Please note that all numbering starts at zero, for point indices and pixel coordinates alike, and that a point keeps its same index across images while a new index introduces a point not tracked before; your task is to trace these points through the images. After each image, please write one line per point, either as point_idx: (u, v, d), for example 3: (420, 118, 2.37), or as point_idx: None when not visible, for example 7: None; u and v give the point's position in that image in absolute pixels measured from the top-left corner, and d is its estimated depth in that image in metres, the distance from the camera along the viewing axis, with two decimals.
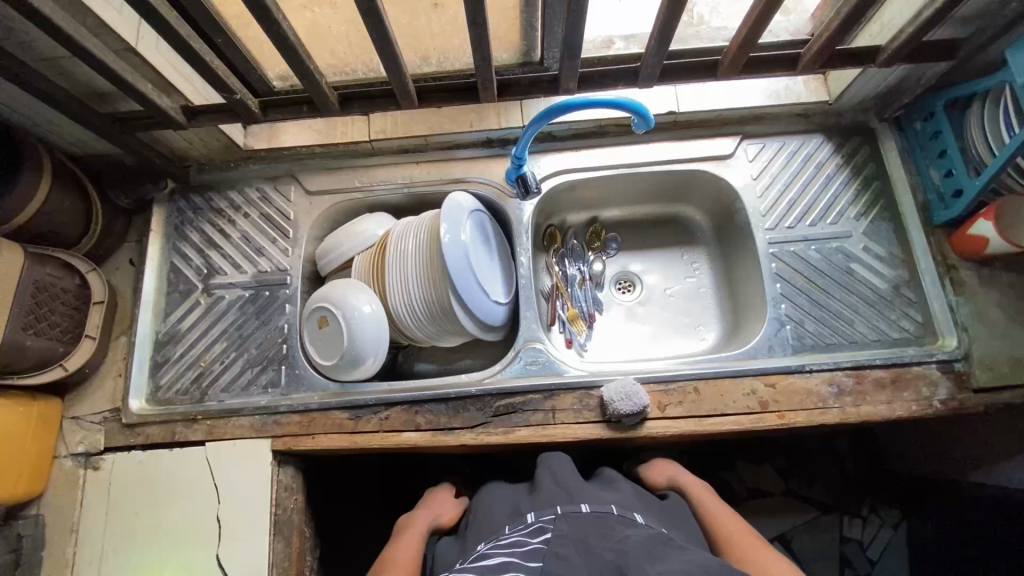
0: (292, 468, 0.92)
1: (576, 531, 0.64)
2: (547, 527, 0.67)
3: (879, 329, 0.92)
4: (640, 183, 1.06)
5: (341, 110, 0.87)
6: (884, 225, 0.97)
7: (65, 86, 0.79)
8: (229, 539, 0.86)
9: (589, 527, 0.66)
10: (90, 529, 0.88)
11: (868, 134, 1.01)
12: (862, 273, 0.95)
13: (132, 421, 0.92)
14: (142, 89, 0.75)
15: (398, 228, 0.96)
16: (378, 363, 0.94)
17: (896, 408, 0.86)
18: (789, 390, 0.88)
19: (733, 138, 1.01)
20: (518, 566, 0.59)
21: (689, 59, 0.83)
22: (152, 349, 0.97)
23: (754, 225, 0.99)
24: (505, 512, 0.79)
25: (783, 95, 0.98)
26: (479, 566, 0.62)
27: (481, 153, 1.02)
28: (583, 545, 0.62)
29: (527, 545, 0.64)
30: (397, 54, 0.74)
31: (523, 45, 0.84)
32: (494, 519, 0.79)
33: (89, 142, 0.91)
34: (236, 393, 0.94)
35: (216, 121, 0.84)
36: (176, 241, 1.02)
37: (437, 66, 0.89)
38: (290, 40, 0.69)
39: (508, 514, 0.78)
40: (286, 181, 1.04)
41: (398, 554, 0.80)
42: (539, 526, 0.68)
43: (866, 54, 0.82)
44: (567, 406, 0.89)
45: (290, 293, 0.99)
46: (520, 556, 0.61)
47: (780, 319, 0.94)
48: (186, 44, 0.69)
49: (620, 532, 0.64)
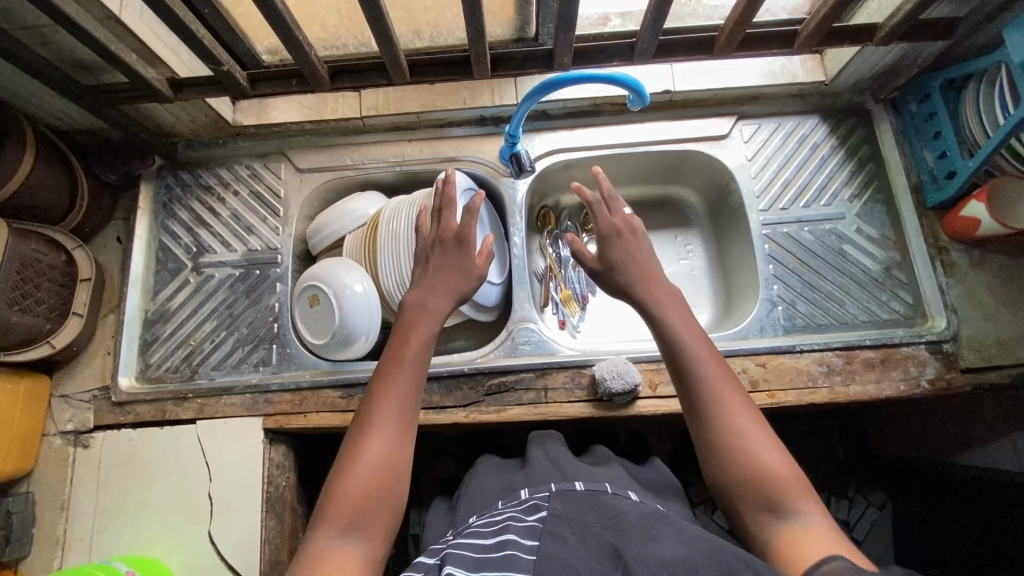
0: (282, 445, 0.92)
1: (571, 511, 0.64)
2: (542, 503, 0.67)
3: (870, 311, 0.93)
4: (634, 163, 1.05)
5: (331, 84, 0.85)
6: (877, 207, 0.97)
7: (46, 56, 0.77)
8: (222, 516, 0.86)
9: (584, 504, 0.65)
10: (81, 506, 0.88)
11: (863, 115, 1.00)
12: (853, 255, 0.95)
13: (121, 399, 0.92)
14: (125, 59, 0.73)
15: (390, 207, 0.95)
16: (370, 342, 0.93)
17: (885, 387, 0.87)
18: (779, 369, 0.89)
19: (728, 118, 1.00)
20: (515, 545, 0.59)
21: (685, 36, 0.82)
22: (141, 327, 0.96)
23: (748, 206, 0.99)
24: (496, 487, 0.80)
25: (779, 75, 0.97)
26: (476, 543, 0.61)
27: (474, 132, 1.01)
28: (579, 523, 0.62)
29: (523, 522, 0.64)
30: (388, 25, 0.72)
31: (518, 19, 0.84)
32: (487, 493, 0.79)
33: (73, 115, 0.89)
34: (227, 371, 0.93)
35: (202, 93, 0.82)
36: (164, 218, 1.00)
37: (430, 40, 0.88)
38: (278, 9, 0.67)
39: (500, 489, 0.79)
40: (276, 158, 1.02)
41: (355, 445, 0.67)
42: (533, 502, 0.68)
43: (864, 32, 0.81)
44: (559, 385, 0.89)
45: (281, 272, 0.98)
46: (516, 533, 0.61)
47: (772, 300, 0.94)
48: (169, 11, 0.67)
49: (614, 506, 0.64)
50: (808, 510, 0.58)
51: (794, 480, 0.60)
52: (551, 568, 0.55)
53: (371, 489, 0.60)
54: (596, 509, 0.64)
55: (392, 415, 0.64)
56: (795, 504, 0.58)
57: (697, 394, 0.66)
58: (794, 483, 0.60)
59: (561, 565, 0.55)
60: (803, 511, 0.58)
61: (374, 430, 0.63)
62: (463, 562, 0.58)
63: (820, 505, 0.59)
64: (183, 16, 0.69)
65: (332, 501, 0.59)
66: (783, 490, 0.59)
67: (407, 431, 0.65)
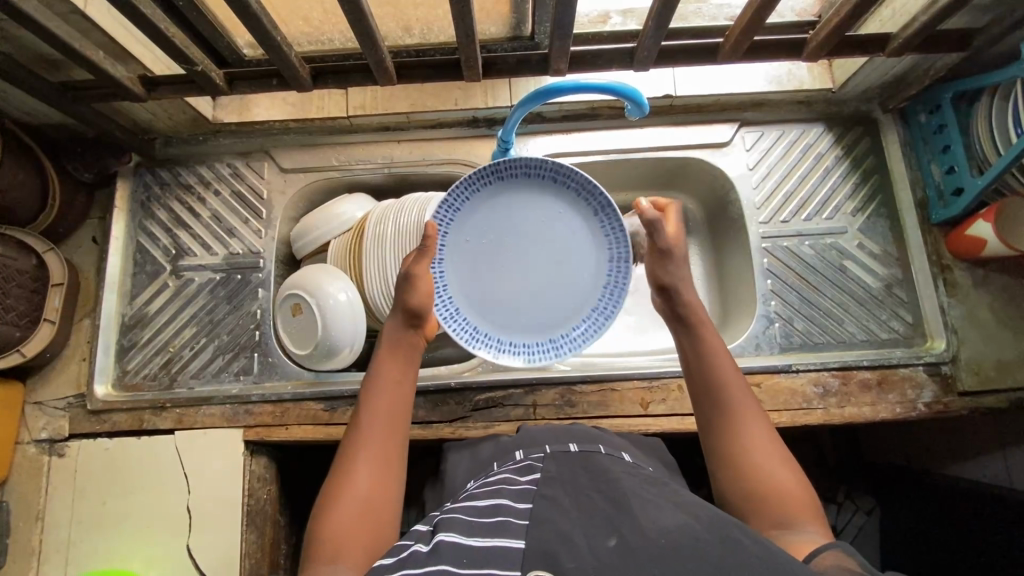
0: (264, 458, 0.90)
1: (565, 474, 0.60)
2: (535, 466, 0.64)
3: (869, 329, 0.91)
4: (632, 169, 1.01)
5: (313, 85, 0.80)
6: (880, 221, 0.94)
7: (8, 52, 0.72)
8: (201, 530, 0.84)
9: (578, 468, 0.62)
10: (57, 517, 0.85)
11: (870, 124, 0.96)
12: (855, 271, 0.93)
13: (97, 407, 0.89)
14: (91, 58, 0.69)
15: (377, 211, 0.91)
16: (354, 353, 0.90)
17: (881, 410, 0.85)
18: (774, 390, 0.86)
19: (730, 125, 0.96)
20: (508, 510, 0.55)
21: (687, 41, 0.77)
22: (118, 332, 0.93)
23: (748, 218, 0.95)
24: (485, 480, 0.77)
25: (785, 81, 0.93)
26: (472, 506, 0.57)
27: (466, 133, 0.97)
28: (573, 486, 0.58)
29: (516, 486, 0.60)
30: (373, 28, 0.68)
31: (513, 17, 0.79)
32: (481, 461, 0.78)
33: (41, 110, 0.84)
34: (207, 380, 0.91)
35: (176, 92, 0.78)
36: (142, 217, 0.96)
37: (420, 37, 0.83)
38: (253, 9, 0.62)
39: (493, 453, 0.79)
40: (259, 156, 0.98)
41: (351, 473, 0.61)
42: (527, 463, 0.65)
43: (876, 42, 0.76)
44: (548, 402, 0.87)
45: (263, 277, 0.95)
46: (510, 497, 0.57)
47: (769, 316, 0.92)
48: (133, 8, 0.62)
49: (608, 471, 0.60)
50: (810, 524, 0.55)
51: (803, 501, 0.57)
52: (543, 532, 0.50)
53: (360, 525, 0.56)
54: (590, 473, 0.60)
55: (384, 450, 0.62)
56: (796, 520, 0.56)
57: (715, 412, 0.64)
58: (800, 504, 0.57)
59: (555, 529, 0.50)
60: (805, 526, 0.55)
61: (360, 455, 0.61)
62: (458, 526, 0.53)
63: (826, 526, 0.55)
64: (152, 14, 0.65)
65: (320, 540, 0.55)
66: (786, 511, 0.56)
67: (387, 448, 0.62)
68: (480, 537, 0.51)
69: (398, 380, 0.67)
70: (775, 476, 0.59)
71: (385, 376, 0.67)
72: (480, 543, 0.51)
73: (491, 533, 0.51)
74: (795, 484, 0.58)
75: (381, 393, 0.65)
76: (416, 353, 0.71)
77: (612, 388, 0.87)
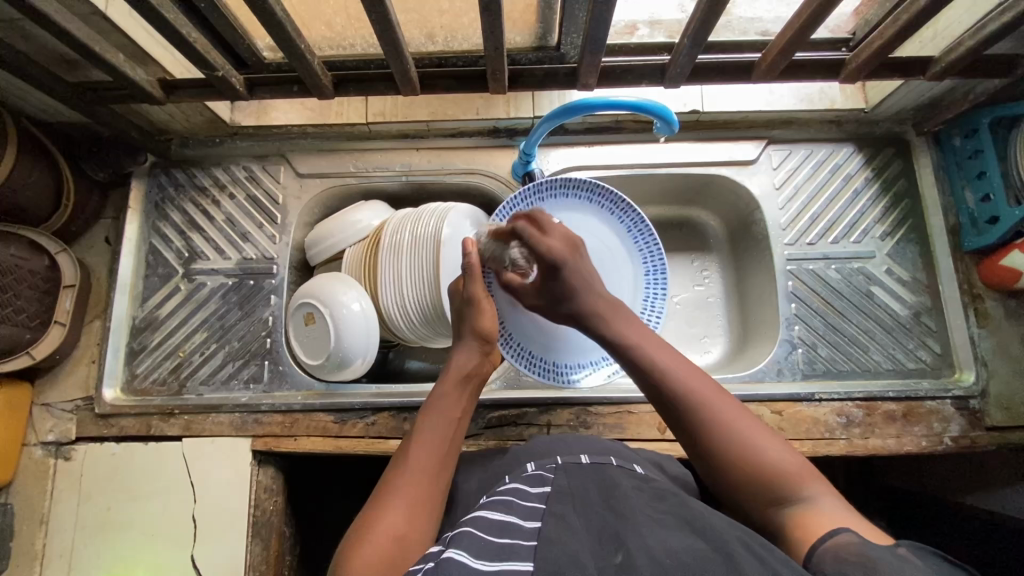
0: (272, 468, 0.88)
1: (576, 489, 0.54)
2: (547, 476, 0.57)
3: (895, 358, 0.88)
4: (654, 184, 0.98)
5: (335, 93, 0.79)
6: (910, 247, 0.91)
7: (28, 51, 0.71)
8: (206, 539, 0.83)
9: (589, 481, 0.55)
10: (62, 521, 0.84)
11: (902, 146, 0.93)
12: (882, 298, 0.90)
13: (105, 411, 0.88)
14: (112, 60, 0.68)
15: (395, 220, 0.87)
16: (367, 365, 0.87)
17: (905, 443, 0.83)
18: (796, 418, 0.84)
19: (757, 142, 0.93)
20: (516, 530, 0.48)
21: (720, 57, 0.75)
22: (127, 335, 0.92)
23: (774, 239, 0.93)
24: None
25: (815, 100, 0.91)
26: (482, 519, 0.50)
27: (486, 143, 0.95)
28: (584, 502, 0.52)
29: (525, 501, 0.53)
30: (398, 38, 0.66)
31: (540, 27, 0.74)
32: (489, 465, 0.73)
33: (57, 109, 0.84)
34: (216, 387, 0.89)
35: (196, 96, 0.77)
36: (156, 219, 0.95)
37: (444, 44, 0.79)
38: (279, 18, 0.61)
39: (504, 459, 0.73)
40: (275, 160, 0.96)
41: (395, 489, 0.59)
42: (538, 476, 0.58)
43: (916, 65, 0.74)
44: (563, 422, 0.85)
45: (277, 284, 0.93)
46: (519, 515, 0.51)
47: (792, 341, 0.89)
48: (157, 14, 0.61)
49: (619, 488, 0.53)
50: (813, 490, 0.53)
51: (799, 469, 0.54)
52: (553, 552, 0.45)
53: (395, 554, 0.53)
54: (602, 487, 0.54)
55: (424, 490, 0.60)
56: (797, 490, 0.53)
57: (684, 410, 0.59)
58: (798, 473, 0.54)
59: (563, 549, 0.45)
60: (807, 493, 0.53)
61: (406, 478, 0.60)
62: (467, 544, 0.47)
63: (827, 484, 0.54)
64: (176, 18, 0.63)
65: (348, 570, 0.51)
66: (784, 481, 0.53)
67: (435, 475, 0.62)
68: (489, 560, 0.45)
69: (454, 418, 0.67)
70: (762, 447, 0.56)
71: (440, 414, 0.66)
72: (488, 565, 0.44)
73: (502, 555, 0.45)
74: (778, 452, 0.55)
75: (432, 428, 0.65)
76: (474, 396, 0.71)
77: (629, 410, 0.86)
